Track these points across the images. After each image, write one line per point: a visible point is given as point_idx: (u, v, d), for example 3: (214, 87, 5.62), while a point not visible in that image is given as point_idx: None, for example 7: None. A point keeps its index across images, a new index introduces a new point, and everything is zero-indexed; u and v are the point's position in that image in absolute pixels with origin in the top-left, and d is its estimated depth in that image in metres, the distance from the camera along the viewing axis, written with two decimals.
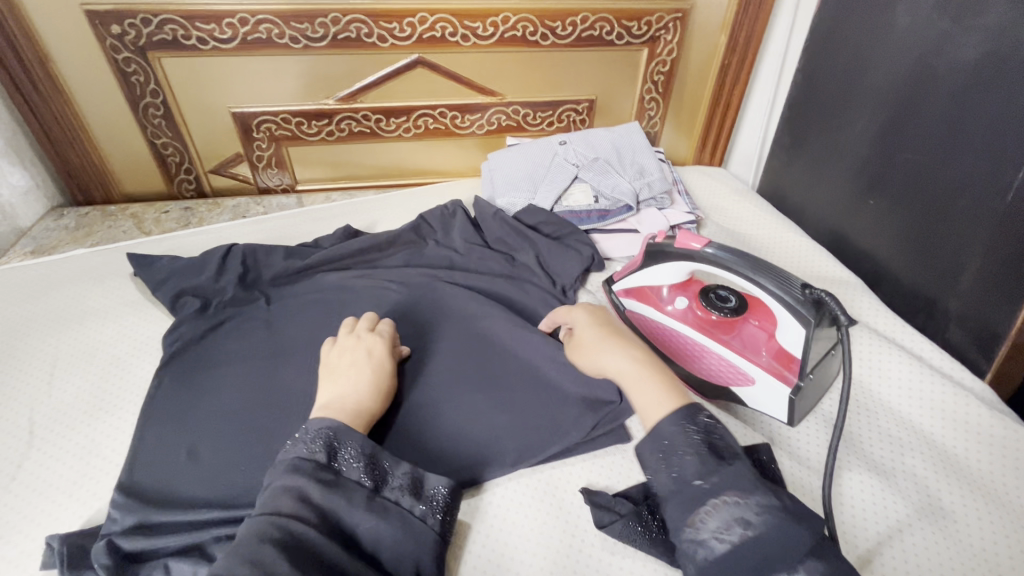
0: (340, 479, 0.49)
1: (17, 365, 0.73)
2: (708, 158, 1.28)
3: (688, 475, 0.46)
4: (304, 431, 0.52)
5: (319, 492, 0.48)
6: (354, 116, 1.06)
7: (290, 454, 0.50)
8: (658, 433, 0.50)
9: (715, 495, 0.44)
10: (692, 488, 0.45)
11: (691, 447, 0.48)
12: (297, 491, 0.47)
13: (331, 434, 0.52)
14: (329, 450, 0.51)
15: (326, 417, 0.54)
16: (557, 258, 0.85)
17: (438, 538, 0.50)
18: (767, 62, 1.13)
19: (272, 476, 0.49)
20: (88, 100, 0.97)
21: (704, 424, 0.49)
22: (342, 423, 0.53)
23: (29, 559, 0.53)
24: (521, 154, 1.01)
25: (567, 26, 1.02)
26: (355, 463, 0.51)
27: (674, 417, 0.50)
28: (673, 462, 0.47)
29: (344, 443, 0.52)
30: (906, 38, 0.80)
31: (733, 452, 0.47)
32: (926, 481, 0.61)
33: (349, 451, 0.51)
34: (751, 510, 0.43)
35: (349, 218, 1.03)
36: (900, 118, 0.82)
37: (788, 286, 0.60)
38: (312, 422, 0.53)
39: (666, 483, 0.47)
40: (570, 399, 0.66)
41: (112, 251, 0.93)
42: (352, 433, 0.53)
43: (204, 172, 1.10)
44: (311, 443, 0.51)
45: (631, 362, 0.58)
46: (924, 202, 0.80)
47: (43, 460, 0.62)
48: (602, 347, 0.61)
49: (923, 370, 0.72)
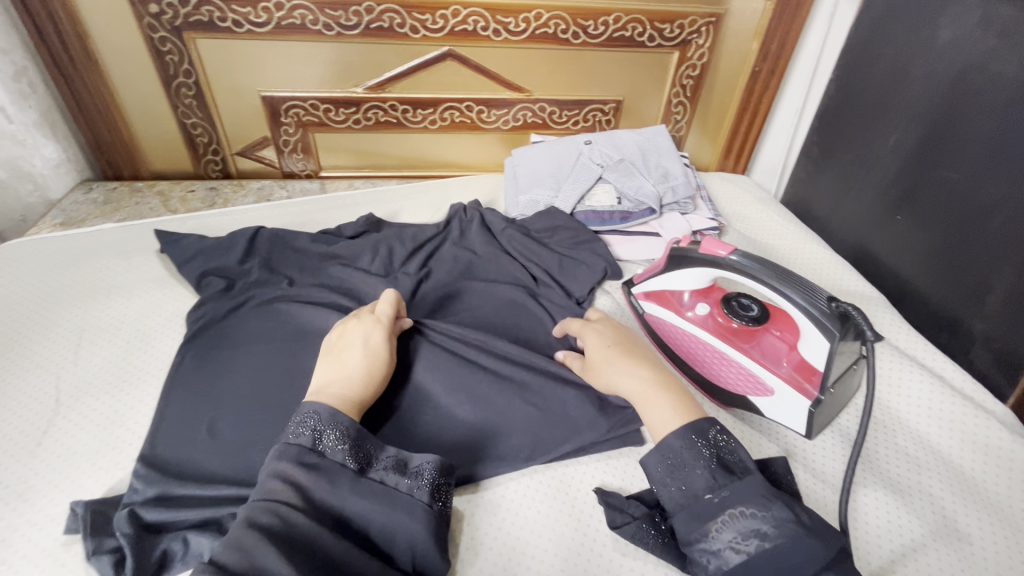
0: (324, 463, 0.50)
1: (44, 333, 0.74)
2: (731, 166, 1.27)
3: (699, 489, 0.49)
4: (291, 417, 0.52)
5: (304, 477, 0.48)
6: (382, 105, 1.07)
7: (279, 442, 0.51)
8: (666, 447, 0.52)
9: (728, 508, 0.47)
10: (703, 502, 0.48)
11: (701, 462, 0.50)
12: (282, 479, 0.48)
13: (315, 419, 0.52)
14: (312, 434, 0.51)
15: (316, 401, 0.54)
16: (570, 272, 0.85)
17: (428, 509, 0.50)
18: (798, 70, 1.12)
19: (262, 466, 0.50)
20: (124, 77, 0.98)
21: (714, 440, 0.51)
22: (327, 405, 0.53)
23: (53, 523, 0.54)
24: (546, 152, 1.01)
25: (599, 25, 1.02)
26: (339, 445, 0.51)
27: (678, 431, 0.52)
28: (683, 475, 0.50)
29: (327, 427, 0.51)
30: (947, 53, 0.79)
31: (744, 468, 0.50)
32: (943, 502, 0.60)
33: (333, 435, 0.51)
34: (767, 522, 0.45)
35: (372, 207, 1.04)
36: (936, 135, 0.81)
37: (814, 298, 0.60)
38: (299, 408, 0.54)
39: (678, 496, 0.50)
40: (585, 399, 0.66)
41: (139, 228, 0.94)
42: (335, 415, 0.52)
43: (231, 154, 1.11)
44: (296, 430, 0.51)
45: (642, 382, 0.58)
46: (956, 220, 0.79)
47: (68, 427, 0.63)
48: (615, 367, 0.61)
49: (943, 391, 0.71)
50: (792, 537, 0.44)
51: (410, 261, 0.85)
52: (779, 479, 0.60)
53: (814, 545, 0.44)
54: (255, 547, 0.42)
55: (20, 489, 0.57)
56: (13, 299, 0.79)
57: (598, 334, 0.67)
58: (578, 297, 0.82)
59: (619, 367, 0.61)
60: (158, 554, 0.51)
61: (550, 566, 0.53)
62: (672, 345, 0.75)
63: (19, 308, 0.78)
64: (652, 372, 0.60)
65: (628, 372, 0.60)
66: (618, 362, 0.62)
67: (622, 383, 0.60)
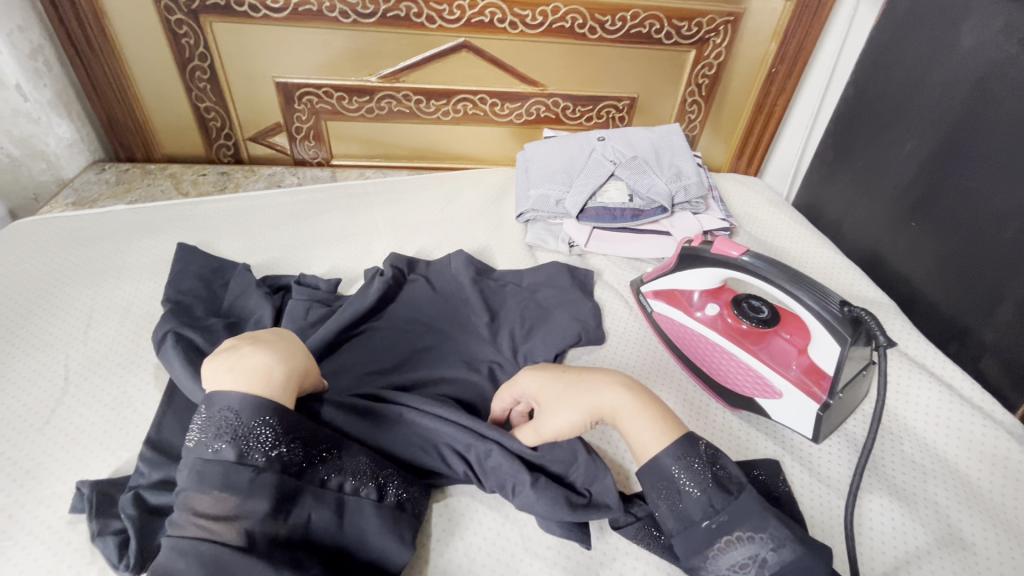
0: (259, 473, 0.46)
1: (53, 312, 0.75)
2: (743, 167, 1.26)
3: (696, 514, 0.49)
4: (205, 425, 0.47)
5: (238, 493, 0.44)
6: (395, 95, 1.06)
7: (196, 451, 0.46)
8: (657, 467, 0.51)
9: (728, 531, 0.47)
10: (698, 528, 0.48)
11: (697, 484, 0.49)
12: (210, 496, 0.44)
13: (234, 419, 0.46)
14: (234, 444, 0.46)
15: (230, 392, 0.48)
16: (557, 309, 0.79)
17: (377, 502, 0.51)
18: (816, 72, 1.11)
19: (183, 479, 0.46)
20: (139, 57, 0.98)
21: (706, 458, 0.50)
22: (245, 398, 0.47)
23: (59, 502, 0.55)
24: (559, 148, 1.01)
25: (616, 21, 1.01)
26: (269, 454, 0.47)
27: (668, 450, 0.51)
28: (678, 500, 0.50)
29: (248, 435, 0.46)
30: (966, 60, 0.78)
31: (739, 484, 0.49)
32: (948, 510, 0.60)
33: (262, 437, 0.47)
34: (766, 547, 0.46)
35: (381, 197, 1.03)
36: (954, 141, 0.80)
37: (827, 302, 0.60)
38: (210, 411, 0.48)
39: (674, 519, 0.50)
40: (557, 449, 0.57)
41: (150, 210, 0.94)
42: (255, 417, 0.47)
43: (243, 140, 1.11)
44: (215, 438, 0.46)
45: (621, 393, 0.54)
46: (970, 229, 0.78)
47: (76, 407, 0.63)
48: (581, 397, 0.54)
49: (951, 399, 0.71)
50: (798, 559, 0.45)
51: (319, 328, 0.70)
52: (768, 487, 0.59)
53: (811, 560, 0.45)
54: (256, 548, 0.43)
55: (26, 466, 0.58)
56: (23, 278, 0.79)
57: (536, 377, 0.58)
58: (585, 293, 0.82)
59: (582, 392, 0.55)
60: (162, 538, 0.51)
61: (553, 565, 0.54)
62: (680, 346, 0.75)
63: (29, 287, 0.78)
64: (630, 381, 0.55)
65: (599, 389, 0.54)
66: (581, 385, 0.55)
67: (602, 400, 0.54)
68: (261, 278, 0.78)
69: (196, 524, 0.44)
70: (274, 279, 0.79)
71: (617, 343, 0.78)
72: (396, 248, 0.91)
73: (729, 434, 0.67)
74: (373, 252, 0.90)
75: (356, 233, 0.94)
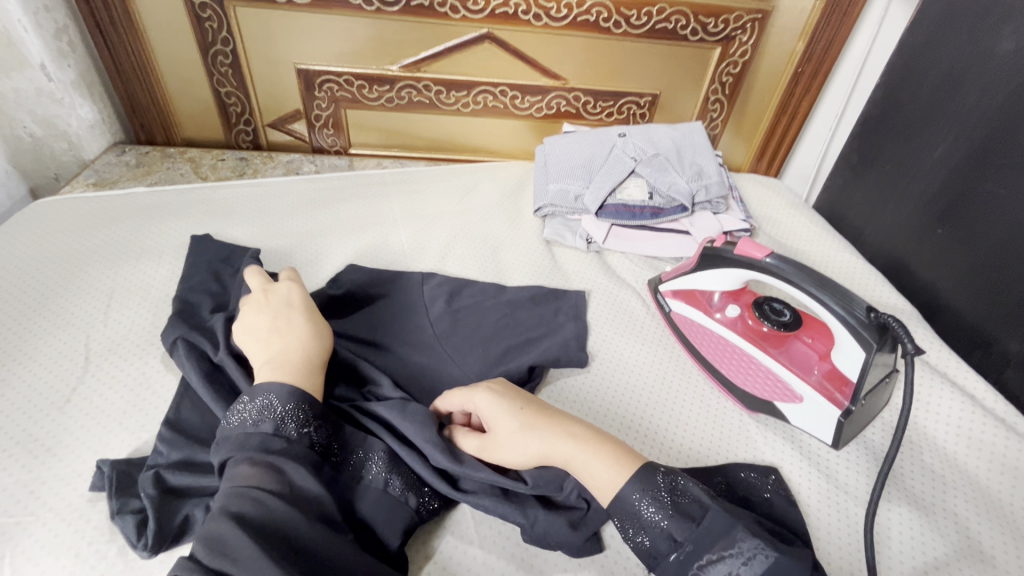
0: (296, 446, 0.49)
1: (74, 291, 0.75)
2: (763, 169, 1.25)
3: (664, 546, 0.46)
4: (246, 407, 0.51)
5: (282, 460, 0.47)
6: (416, 85, 1.06)
7: (238, 428, 0.50)
8: (620, 504, 0.49)
9: (697, 557, 0.45)
10: (669, 562, 0.46)
11: (659, 516, 0.47)
12: (254, 463, 0.47)
13: (273, 400, 0.51)
14: (274, 420, 0.50)
15: (266, 383, 0.53)
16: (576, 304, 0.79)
17: (400, 501, 0.52)
18: (843, 73, 1.09)
19: (226, 453, 0.48)
20: (163, 40, 0.98)
21: (665, 486, 0.49)
22: (282, 385, 0.52)
23: (79, 479, 0.55)
24: (578, 143, 1.00)
25: (642, 15, 1.00)
26: (305, 430, 0.50)
27: (629, 483, 0.49)
28: (643, 531, 0.48)
29: (288, 413, 0.50)
30: (1006, 64, 0.76)
31: (701, 507, 0.47)
32: (967, 521, 0.59)
33: (298, 416, 0.51)
34: (737, 564, 0.43)
35: (399, 187, 1.03)
36: (988, 148, 0.78)
37: (853, 307, 0.58)
38: (249, 396, 0.52)
39: (647, 552, 0.48)
40: (548, 483, 0.54)
41: (169, 193, 0.95)
42: (294, 395, 0.52)
43: (262, 126, 1.11)
44: (256, 419, 0.50)
45: (574, 442, 0.53)
46: (1001, 237, 0.76)
47: (96, 386, 0.64)
48: (535, 435, 0.53)
49: (975, 410, 0.69)
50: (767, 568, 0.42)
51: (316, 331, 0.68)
52: (757, 491, 0.59)
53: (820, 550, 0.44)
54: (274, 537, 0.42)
55: (48, 443, 0.58)
56: (44, 257, 0.80)
57: (495, 404, 0.56)
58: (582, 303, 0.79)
59: (536, 436, 0.53)
60: (181, 519, 0.52)
61: (569, 561, 0.53)
62: (697, 347, 0.74)
63: (50, 265, 0.78)
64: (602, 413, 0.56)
65: (554, 436, 0.53)
66: (536, 429, 0.54)
67: (554, 449, 0.53)
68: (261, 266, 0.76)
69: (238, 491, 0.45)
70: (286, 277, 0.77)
71: (632, 339, 0.77)
72: (412, 239, 0.91)
73: (745, 436, 0.66)
74: (389, 242, 0.90)
75: (372, 222, 0.94)
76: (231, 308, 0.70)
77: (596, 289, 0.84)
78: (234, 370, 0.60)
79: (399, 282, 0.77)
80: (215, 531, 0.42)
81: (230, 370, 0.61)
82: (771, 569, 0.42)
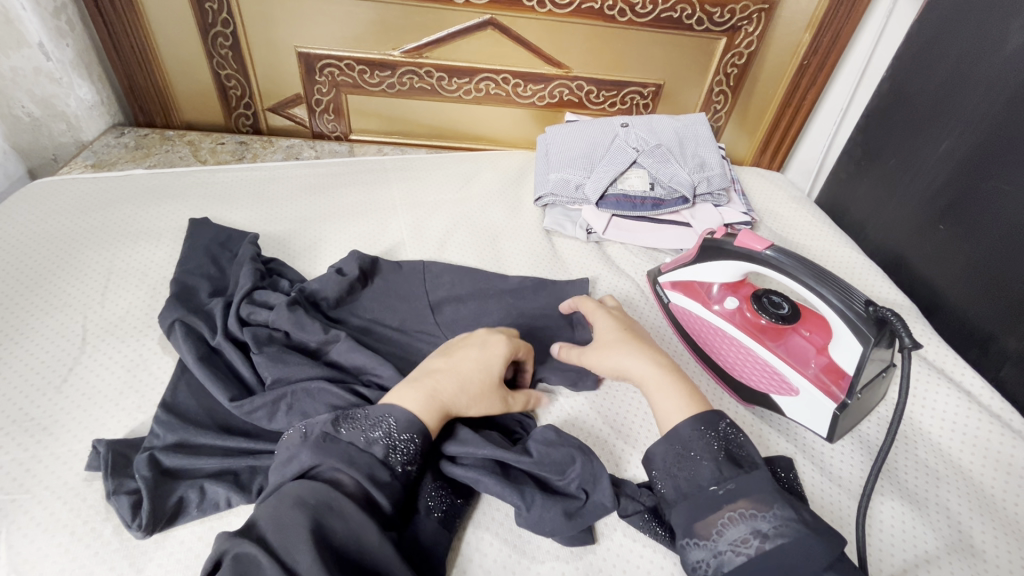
0: (394, 475, 0.48)
1: (72, 272, 0.75)
2: (766, 162, 1.24)
3: (703, 481, 0.50)
4: (365, 417, 0.51)
5: (378, 485, 0.47)
6: (417, 71, 1.05)
7: (348, 436, 0.49)
8: (675, 437, 0.53)
9: (730, 507, 0.47)
10: (705, 492, 0.49)
11: (708, 453, 0.51)
12: (353, 476, 0.47)
13: (392, 423, 0.51)
14: (386, 444, 0.49)
15: (389, 404, 0.53)
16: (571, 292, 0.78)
17: (440, 522, 0.52)
18: (848, 66, 1.08)
19: (323, 456, 0.47)
20: (162, 21, 0.97)
21: (723, 433, 0.52)
22: (405, 411, 0.52)
23: (76, 459, 0.55)
24: (580, 131, 0.99)
25: (648, 4, 0.98)
26: (407, 459, 0.50)
27: (687, 422, 0.53)
28: (688, 466, 0.51)
29: (401, 438, 0.50)
30: (1013, 59, 0.75)
31: (752, 463, 0.50)
32: (960, 516, 0.59)
33: (409, 448, 0.50)
34: (766, 522, 0.45)
35: (399, 174, 1.02)
36: (993, 144, 0.78)
37: (850, 299, 0.58)
38: (372, 409, 0.52)
39: (680, 488, 0.51)
40: (556, 462, 0.56)
41: (167, 175, 0.94)
42: (412, 425, 0.51)
43: (262, 110, 1.10)
44: (369, 433, 0.50)
45: (650, 367, 0.59)
46: (1002, 234, 0.76)
47: (93, 367, 0.64)
48: (622, 350, 0.62)
49: (969, 405, 0.69)
50: (796, 537, 0.44)
51: (320, 317, 0.69)
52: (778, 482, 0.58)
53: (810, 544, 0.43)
54: (270, 523, 0.42)
55: (44, 422, 0.58)
56: (42, 237, 0.80)
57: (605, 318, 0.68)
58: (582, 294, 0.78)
59: (622, 350, 0.62)
60: (174, 501, 0.52)
61: (561, 548, 0.53)
62: (697, 340, 0.74)
63: (48, 246, 0.78)
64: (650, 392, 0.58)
65: (634, 355, 0.61)
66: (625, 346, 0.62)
67: (631, 365, 0.61)
68: (256, 252, 0.76)
69: (321, 496, 0.44)
70: (277, 265, 0.77)
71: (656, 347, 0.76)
72: (411, 226, 0.90)
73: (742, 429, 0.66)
74: (387, 229, 0.89)
75: (372, 209, 0.93)
76: (230, 293, 0.70)
77: (595, 280, 0.84)
78: (234, 355, 0.62)
79: (397, 270, 0.77)
80: (270, 519, 0.42)
81: (229, 354, 0.62)
82: (792, 538, 0.44)
